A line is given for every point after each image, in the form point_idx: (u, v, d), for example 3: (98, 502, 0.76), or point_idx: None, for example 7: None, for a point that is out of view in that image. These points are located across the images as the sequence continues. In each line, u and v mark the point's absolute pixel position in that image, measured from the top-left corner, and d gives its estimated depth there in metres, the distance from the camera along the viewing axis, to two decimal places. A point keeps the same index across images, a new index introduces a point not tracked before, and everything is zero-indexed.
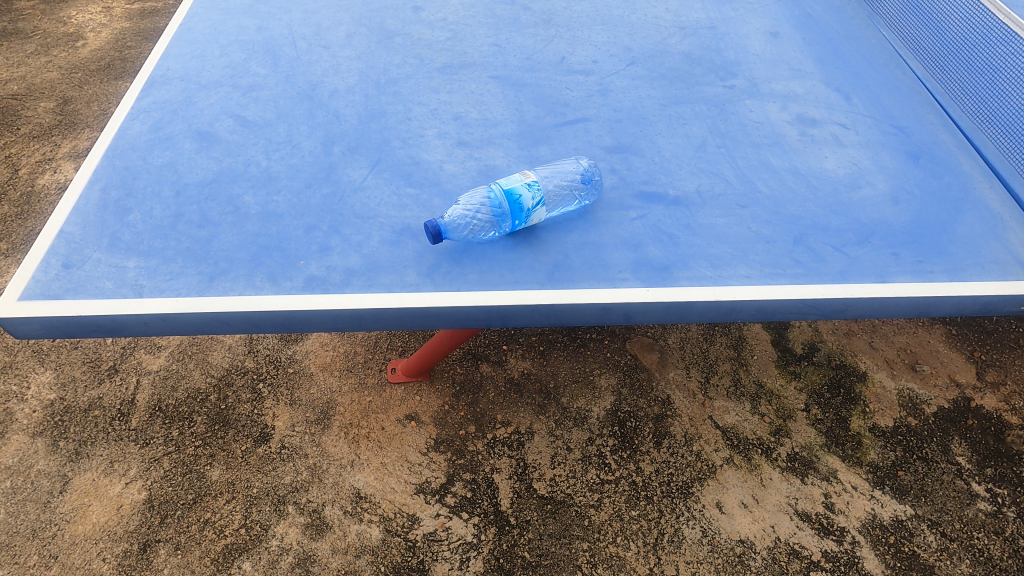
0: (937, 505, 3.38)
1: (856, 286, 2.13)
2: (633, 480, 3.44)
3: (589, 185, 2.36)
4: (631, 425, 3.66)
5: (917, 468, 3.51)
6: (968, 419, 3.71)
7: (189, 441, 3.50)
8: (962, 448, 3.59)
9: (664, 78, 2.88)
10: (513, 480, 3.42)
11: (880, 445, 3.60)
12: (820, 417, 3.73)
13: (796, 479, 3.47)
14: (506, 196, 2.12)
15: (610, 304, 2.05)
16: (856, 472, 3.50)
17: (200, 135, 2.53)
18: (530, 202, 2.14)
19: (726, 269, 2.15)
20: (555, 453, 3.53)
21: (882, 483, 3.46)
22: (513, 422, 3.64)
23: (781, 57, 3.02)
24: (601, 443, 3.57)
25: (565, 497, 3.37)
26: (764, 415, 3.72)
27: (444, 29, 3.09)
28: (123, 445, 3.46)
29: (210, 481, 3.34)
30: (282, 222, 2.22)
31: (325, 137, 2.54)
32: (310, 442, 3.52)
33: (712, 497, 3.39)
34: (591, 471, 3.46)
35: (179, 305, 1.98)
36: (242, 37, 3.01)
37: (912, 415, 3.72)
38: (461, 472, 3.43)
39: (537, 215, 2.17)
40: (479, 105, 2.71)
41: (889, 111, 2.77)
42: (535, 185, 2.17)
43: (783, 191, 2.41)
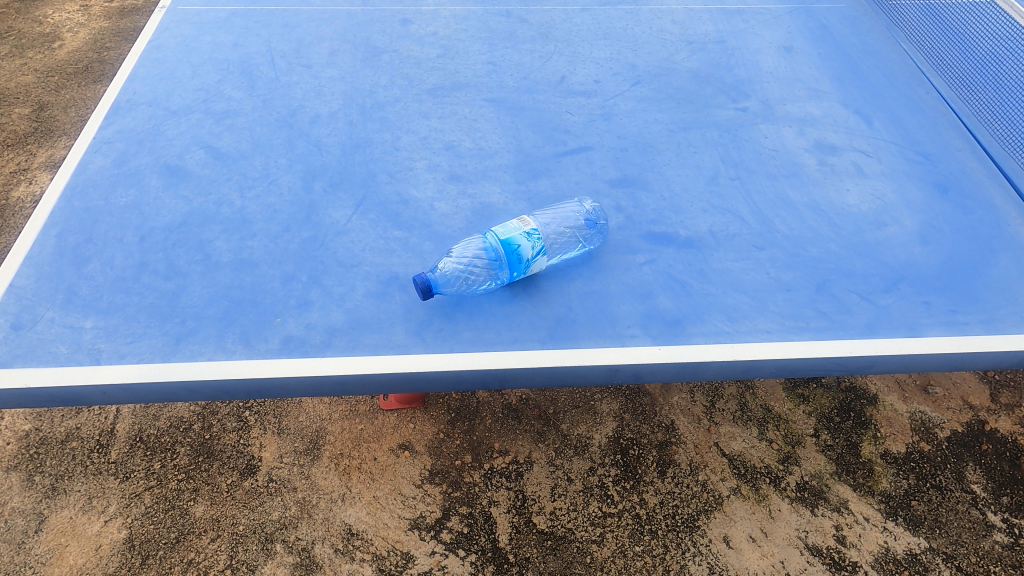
0: (953, 537, 3.20)
1: (885, 341, 1.94)
2: (637, 512, 3.24)
3: (594, 229, 2.16)
4: (635, 453, 3.44)
5: (931, 497, 3.31)
6: (981, 443, 3.52)
7: (173, 473, 3.26)
8: (976, 475, 3.40)
9: (672, 100, 2.67)
10: (512, 513, 3.21)
11: (892, 473, 3.40)
12: (830, 443, 3.53)
13: (806, 510, 3.28)
14: (503, 245, 1.93)
15: (618, 365, 1.87)
16: (868, 502, 3.31)
17: (168, 169, 2.32)
18: (530, 251, 1.94)
19: (744, 322, 1.97)
20: (555, 484, 3.31)
21: (893, 512, 3.27)
22: (512, 451, 3.42)
23: (795, 75, 2.80)
24: (602, 473, 3.37)
25: (567, 531, 3.18)
26: (771, 440, 3.52)
27: (435, 45, 2.87)
28: (103, 479, 3.22)
29: (193, 518, 3.12)
30: (256, 273, 2.02)
31: (305, 171, 2.33)
32: (298, 475, 3.30)
33: (719, 531, 3.21)
34: (593, 503, 3.26)
35: (141, 373, 1.79)
36: (216, 55, 2.79)
37: (923, 440, 3.52)
38: (456, 505, 3.24)
39: (538, 265, 1.97)
40: (473, 132, 2.50)
41: (913, 136, 2.56)
42: (535, 231, 1.97)
43: (803, 230, 2.22)
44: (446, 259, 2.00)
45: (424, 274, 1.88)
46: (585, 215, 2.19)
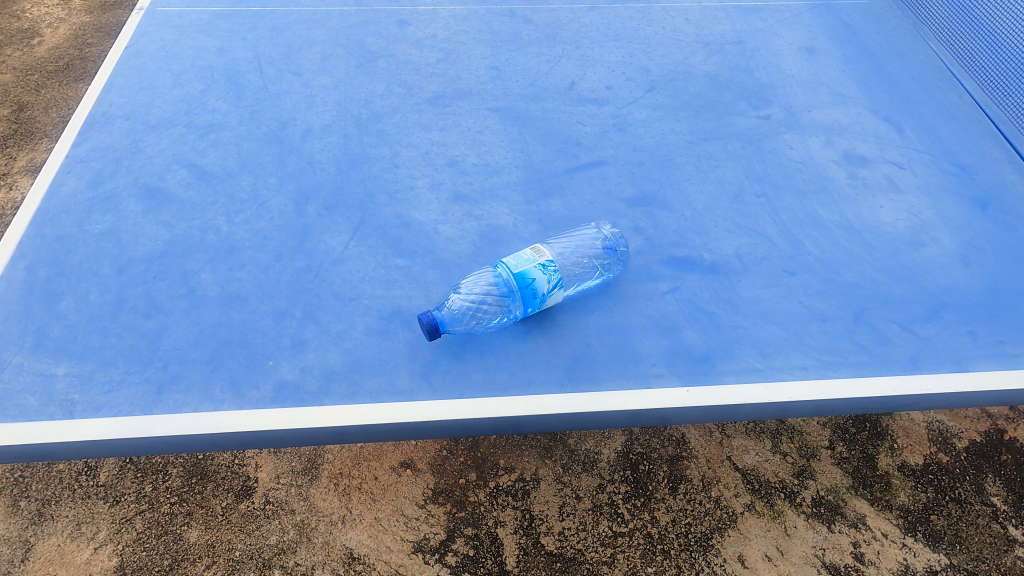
0: (972, 553, 2.81)
1: (930, 377, 1.80)
2: (649, 530, 2.85)
3: (613, 255, 2.00)
4: (645, 470, 3.01)
5: (949, 511, 2.93)
6: (1000, 454, 3.09)
7: (164, 495, 2.85)
8: (996, 487, 2.99)
9: (689, 107, 2.49)
10: (519, 534, 2.82)
11: (910, 485, 3.00)
12: (844, 456, 3.09)
13: (823, 527, 2.87)
14: (515, 278, 1.77)
15: (642, 409, 1.72)
16: (885, 517, 2.91)
17: (148, 191, 2.13)
18: (545, 284, 1.78)
19: (777, 358, 1.82)
20: (563, 501, 2.90)
21: (913, 528, 2.88)
22: (518, 469, 2.98)
23: (819, 79, 2.63)
24: (611, 489, 2.95)
25: (576, 552, 2.78)
26: (785, 452, 3.08)
27: (434, 48, 2.68)
28: (91, 503, 2.82)
29: (188, 544, 2.74)
30: (246, 309, 1.85)
31: (297, 192, 2.14)
32: (297, 496, 2.89)
33: (735, 548, 2.81)
34: (603, 523, 2.85)
35: (119, 427, 1.63)
36: (199, 62, 2.58)
37: (940, 452, 3.11)
38: (461, 526, 2.83)
39: (553, 298, 1.82)
40: (477, 146, 2.32)
41: (947, 145, 2.40)
42: (550, 262, 1.81)
43: (836, 252, 2.06)
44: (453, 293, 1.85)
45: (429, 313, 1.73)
46: (603, 241, 2.03)
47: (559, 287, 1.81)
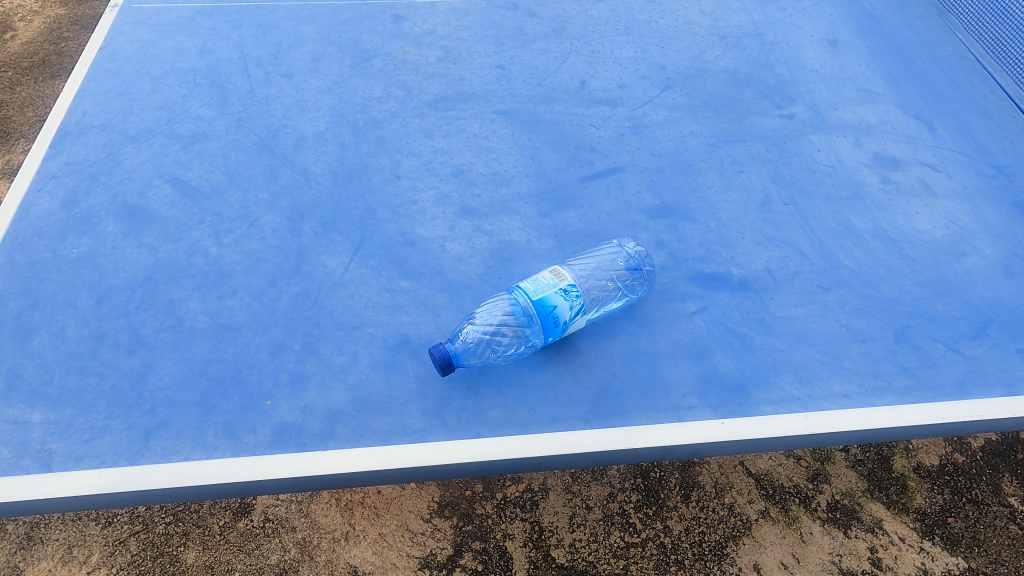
0: (991, 556, 2.35)
1: (980, 403, 1.68)
2: (660, 541, 2.38)
3: (637, 275, 1.86)
4: (655, 476, 2.52)
5: (966, 512, 2.44)
6: (1018, 451, 2.58)
7: (160, 513, 2.46)
8: (1013, 486, 2.49)
9: (709, 107, 2.34)
10: (529, 547, 2.37)
11: (925, 486, 2.50)
12: (861, 456, 2.58)
13: (839, 531, 2.40)
14: (535, 307, 1.63)
15: (674, 446, 1.59)
16: (902, 519, 2.42)
17: (127, 211, 1.96)
18: (567, 311, 1.65)
19: (817, 385, 1.69)
20: (573, 512, 2.44)
21: (929, 531, 2.40)
22: (526, 477, 2.52)
23: (844, 73, 2.48)
24: (621, 497, 2.46)
25: (586, 565, 2.33)
26: (799, 453, 2.58)
27: (434, 46, 2.50)
28: (83, 524, 2.42)
29: (186, 567, 2.34)
30: (239, 342, 1.70)
31: (291, 208, 1.98)
32: (298, 512, 2.48)
33: (750, 556, 2.34)
34: (614, 533, 2.39)
35: (101, 481, 1.48)
36: (180, 64, 2.39)
37: (956, 450, 2.59)
38: (469, 539, 2.40)
39: (575, 325, 1.69)
40: (485, 153, 2.15)
41: (982, 144, 2.26)
42: (572, 286, 1.67)
43: (873, 265, 1.93)
44: (466, 323, 1.72)
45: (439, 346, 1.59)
46: (627, 259, 1.89)
47: (581, 314, 1.68)
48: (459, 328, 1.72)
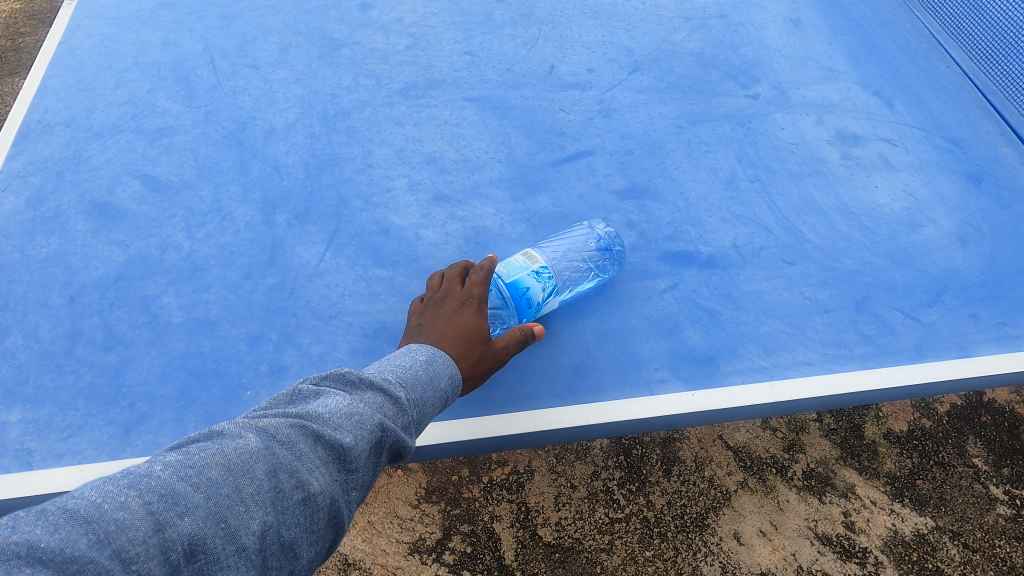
0: (957, 514, 2.13)
1: (936, 365, 1.77)
2: (644, 515, 2.14)
3: (609, 256, 1.90)
4: (638, 453, 2.24)
5: (934, 475, 2.19)
6: (982, 415, 2.31)
7: None
8: (978, 446, 2.25)
9: (676, 89, 2.38)
10: (516, 528, 2.13)
11: (895, 450, 2.24)
12: (833, 424, 2.32)
13: (815, 498, 2.17)
14: (507, 289, 1.65)
15: (647, 418, 1.66)
16: (873, 483, 2.19)
17: (96, 208, 1.94)
18: (539, 292, 1.67)
19: (782, 355, 1.76)
20: (558, 491, 2.17)
21: (899, 495, 2.17)
22: (510, 459, 2.24)
23: (806, 53, 2.53)
24: (606, 475, 2.19)
25: (572, 542, 2.10)
26: (773, 422, 2.31)
27: (402, 34, 2.49)
28: None
29: None
30: (217, 335, 1.71)
31: (264, 200, 1.97)
32: None
33: (729, 526, 2.11)
34: (598, 510, 2.14)
35: (84, 476, 1.50)
36: (143, 57, 2.35)
37: (923, 415, 2.31)
38: (457, 522, 2.15)
39: (548, 305, 1.72)
40: (456, 140, 2.17)
41: (937, 119, 2.34)
42: (543, 266, 1.69)
43: (835, 238, 2.00)
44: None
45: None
46: (598, 241, 1.92)
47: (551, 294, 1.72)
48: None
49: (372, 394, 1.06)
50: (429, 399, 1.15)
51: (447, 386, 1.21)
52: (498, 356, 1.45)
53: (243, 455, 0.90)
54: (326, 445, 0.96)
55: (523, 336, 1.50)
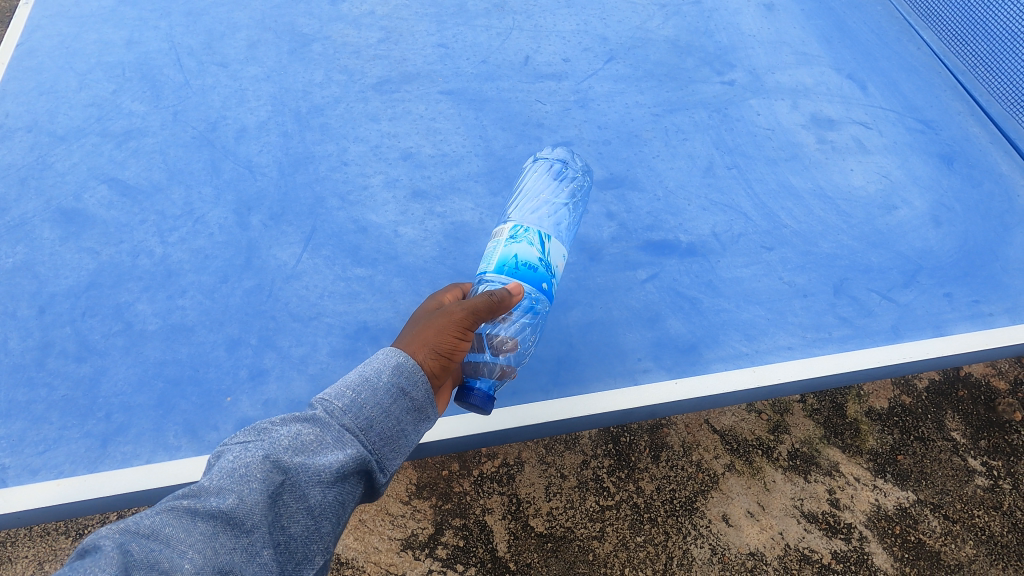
0: (937, 488, 2.13)
1: (912, 344, 1.81)
2: (634, 501, 2.09)
3: (564, 169, 2.04)
4: (626, 440, 2.19)
5: (914, 450, 2.20)
6: (960, 389, 2.32)
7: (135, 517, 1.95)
8: (956, 420, 2.26)
9: (652, 77, 2.37)
10: (508, 520, 2.07)
11: (876, 427, 2.24)
12: (817, 404, 2.30)
13: (800, 477, 2.15)
14: (512, 272, 1.37)
15: (631, 408, 1.67)
16: (856, 460, 2.18)
17: (63, 215, 1.89)
18: (532, 249, 1.38)
19: (763, 340, 1.79)
20: (549, 482, 2.12)
21: (881, 470, 2.16)
22: (500, 451, 2.17)
23: (780, 37, 2.53)
24: (595, 464, 2.14)
25: (564, 531, 2.04)
26: (758, 405, 2.28)
27: (374, 27, 2.44)
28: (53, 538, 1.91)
29: None
30: (194, 341, 1.68)
31: (237, 202, 1.94)
32: None
33: (717, 508, 2.08)
34: (588, 498, 2.09)
35: (61, 491, 1.48)
36: (106, 57, 2.28)
37: (903, 392, 2.31)
38: (449, 516, 2.08)
39: (556, 244, 1.44)
40: (433, 134, 2.14)
41: (909, 100, 2.36)
42: (510, 226, 1.42)
43: (812, 223, 2.02)
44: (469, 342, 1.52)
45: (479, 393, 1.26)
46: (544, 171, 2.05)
47: (548, 236, 1.43)
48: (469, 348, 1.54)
49: (286, 428, 1.00)
50: (365, 408, 1.03)
51: (393, 384, 1.06)
52: (450, 313, 1.23)
53: (97, 563, 0.80)
54: (209, 514, 0.88)
55: (483, 297, 1.24)
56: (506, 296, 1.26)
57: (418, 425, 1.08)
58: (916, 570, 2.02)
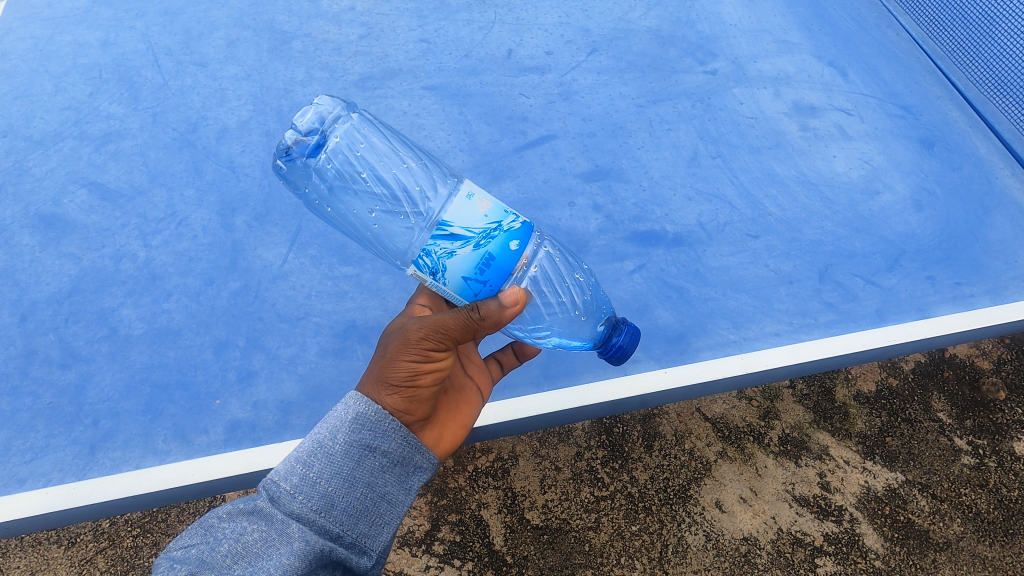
0: (925, 468, 2.16)
1: (896, 327, 1.84)
2: (628, 491, 2.09)
3: (326, 132, 1.52)
4: (619, 431, 2.18)
5: (902, 431, 2.21)
6: (945, 369, 2.32)
7: (126, 524, 1.93)
8: (943, 400, 2.27)
9: (635, 68, 2.37)
10: (504, 513, 2.07)
11: (865, 410, 2.24)
12: (806, 388, 2.29)
13: (791, 462, 2.16)
14: (480, 273, 1.11)
15: (621, 399, 1.72)
16: (845, 443, 2.19)
17: (43, 221, 1.86)
18: (450, 254, 1.09)
19: (750, 328, 1.81)
20: (543, 474, 2.11)
21: (870, 452, 2.18)
22: (495, 445, 2.14)
23: (761, 26, 2.53)
24: (589, 455, 2.13)
25: (560, 522, 2.05)
26: (749, 391, 2.27)
27: (355, 23, 2.41)
28: (41, 548, 1.88)
29: None
30: (180, 344, 1.67)
31: (221, 203, 1.91)
32: None
33: (711, 495, 2.10)
34: (583, 490, 2.09)
35: (50, 500, 1.47)
36: (82, 60, 2.24)
37: (890, 374, 2.30)
38: (445, 512, 2.07)
39: (454, 213, 1.09)
40: (417, 130, 2.13)
41: (890, 86, 2.38)
42: (416, 269, 1.12)
43: (796, 210, 2.03)
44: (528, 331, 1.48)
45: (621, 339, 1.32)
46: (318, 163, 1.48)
47: (446, 225, 1.09)
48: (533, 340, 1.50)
49: (231, 527, 0.99)
50: (320, 482, 1.01)
51: (352, 443, 1.05)
52: (408, 339, 1.15)
53: None
54: None
55: (449, 315, 1.13)
56: (490, 312, 1.11)
57: (393, 480, 1.07)
58: (905, 549, 2.05)
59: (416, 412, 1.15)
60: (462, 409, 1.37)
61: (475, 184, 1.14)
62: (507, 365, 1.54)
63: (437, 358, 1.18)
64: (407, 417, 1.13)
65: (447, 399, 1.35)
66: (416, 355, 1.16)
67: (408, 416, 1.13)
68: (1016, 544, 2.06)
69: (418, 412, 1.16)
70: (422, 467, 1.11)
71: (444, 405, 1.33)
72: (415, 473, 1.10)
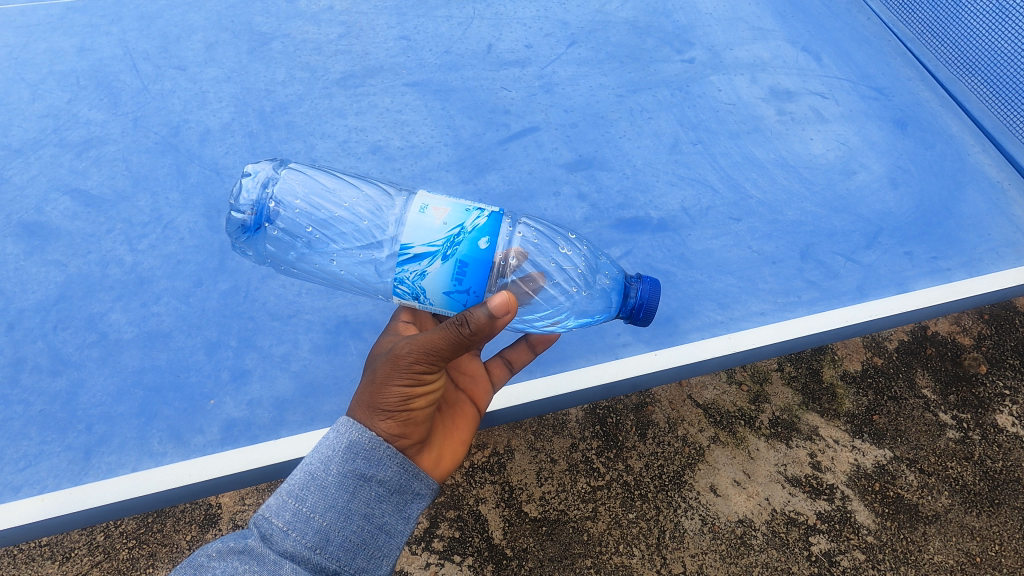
0: (912, 444, 2.21)
1: (876, 302, 1.89)
2: (624, 479, 2.12)
3: (263, 199, 1.51)
4: (612, 421, 2.20)
5: (888, 408, 2.26)
6: (928, 347, 2.37)
7: (120, 536, 1.90)
8: (927, 377, 2.31)
9: (614, 59, 2.40)
10: (502, 507, 2.08)
11: (852, 390, 2.28)
12: (794, 370, 2.33)
13: (781, 443, 2.20)
14: (456, 279, 1.12)
15: (614, 382, 1.75)
16: (834, 423, 2.23)
17: (27, 229, 1.85)
18: (421, 273, 1.13)
19: (736, 307, 1.86)
20: (540, 467, 2.13)
21: (859, 431, 2.22)
22: (490, 440, 2.14)
23: (736, 13, 2.57)
24: (584, 447, 2.15)
25: (558, 513, 2.07)
26: (738, 375, 2.30)
27: (334, 22, 2.41)
28: (36, 565, 1.86)
29: None
30: (171, 346, 1.67)
31: (206, 205, 1.91)
32: None
33: (705, 480, 2.13)
34: (580, 481, 2.11)
35: (45, 506, 1.47)
36: (59, 67, 2.22)
37: (874, 353, 2.34)
38: (443, 509, 2.08)
39: (412, 235, 1.13)
40: (400, 127, 2.14)
41: (863, 69, 2.44)
42: (401, 298, 1.19)
43: (776, 191, 2.07)
44: (533, 323, 1.50)
45: (637, 300, 1.29)
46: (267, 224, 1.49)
47: (408, 249, 1.13)
48: (543, 329, 1.53)
49: (221, 567, 0.97)
50: (314, 517, 1.01)
51: (346, 473, 1.06)
52: (399, 363, 1.15)
53: None
54: None
55: (438, 334, 1.12)
56: (479, 323, 1.09)
57: (392, 509, 1.09)
58: (895, 523, 2.10)
59: (412, 435, 1.16)
60: (458, 425, 1.40)
61: (427, 196, 1.17)
62: (517, 362, 1.57)
63: (429, 377, 1.18)
64: (403, 441, 1.14)
65: (442, 416, 1.38)
66: (407, 379, 1.16)
67: (405, 440, 1.15)
68: (1001, 514, 2.13)
69: (414, 434, 1.17)
70: (420, 493, 1.13)
71: (439, 424, 1.35)
72: (413, 500, 1.12)
